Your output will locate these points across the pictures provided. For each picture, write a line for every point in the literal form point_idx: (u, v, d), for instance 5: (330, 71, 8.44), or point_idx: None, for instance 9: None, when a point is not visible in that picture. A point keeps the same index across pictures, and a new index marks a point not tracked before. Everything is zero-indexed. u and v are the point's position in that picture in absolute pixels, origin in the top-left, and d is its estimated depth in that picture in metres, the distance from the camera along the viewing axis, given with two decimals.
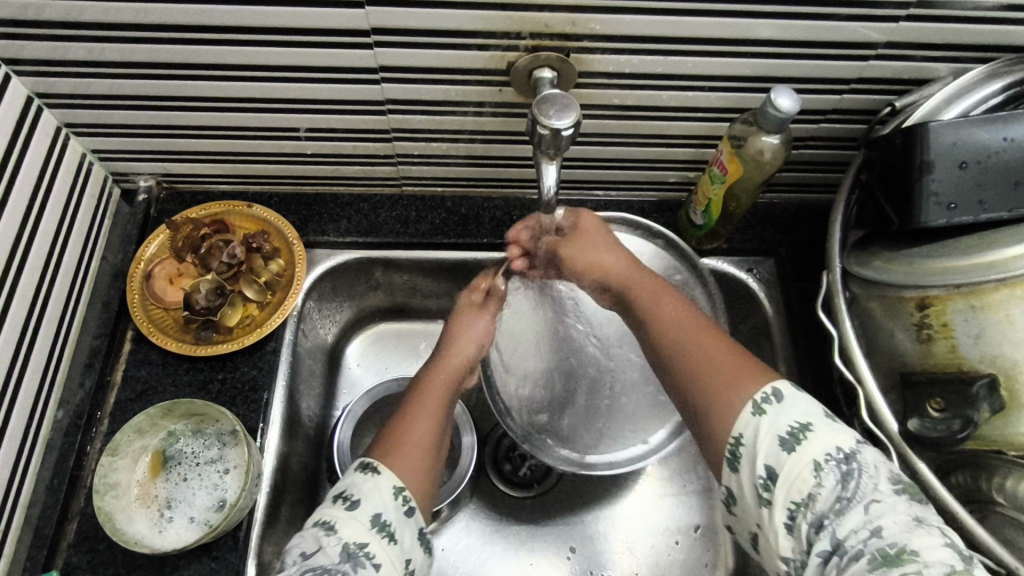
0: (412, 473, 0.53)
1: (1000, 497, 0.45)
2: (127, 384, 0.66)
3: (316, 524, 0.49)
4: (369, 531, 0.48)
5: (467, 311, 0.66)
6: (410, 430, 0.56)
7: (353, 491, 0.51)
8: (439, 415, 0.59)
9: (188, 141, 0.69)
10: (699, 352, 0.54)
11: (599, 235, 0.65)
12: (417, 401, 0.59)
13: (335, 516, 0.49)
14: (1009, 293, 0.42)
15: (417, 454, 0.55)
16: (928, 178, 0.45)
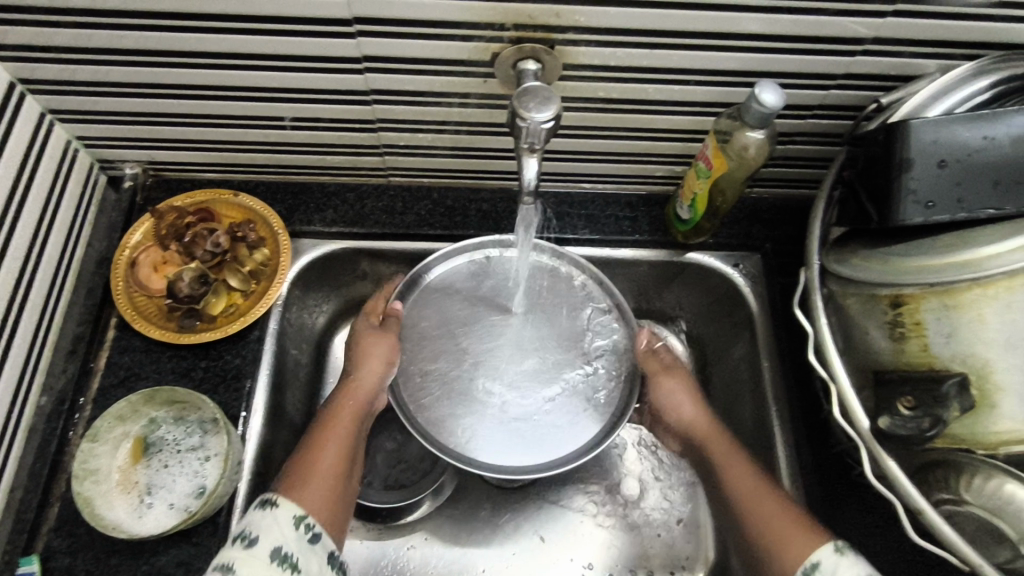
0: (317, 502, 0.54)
1: (967, 495, 0.44)
2: (110, 371, 0.66)
3: (219, 567, 0.48)
4: (269, 565, 0.48)
5: (374, 342, 0.67)
6: (320, 462, 0.57)
7: (250, 532, 0.50)
8: (347, 443, 0.60)
9: (173, 128, 0.69)
10: (753, 491, 0.58)
11: (676, 379, 0.69)
12: (325, 432, 0.61)
13: (233, 557, 0.48)
14: (981, 293, 0.42)
15: (324, 487, 0.56)
16: (905, 176, 0.45)
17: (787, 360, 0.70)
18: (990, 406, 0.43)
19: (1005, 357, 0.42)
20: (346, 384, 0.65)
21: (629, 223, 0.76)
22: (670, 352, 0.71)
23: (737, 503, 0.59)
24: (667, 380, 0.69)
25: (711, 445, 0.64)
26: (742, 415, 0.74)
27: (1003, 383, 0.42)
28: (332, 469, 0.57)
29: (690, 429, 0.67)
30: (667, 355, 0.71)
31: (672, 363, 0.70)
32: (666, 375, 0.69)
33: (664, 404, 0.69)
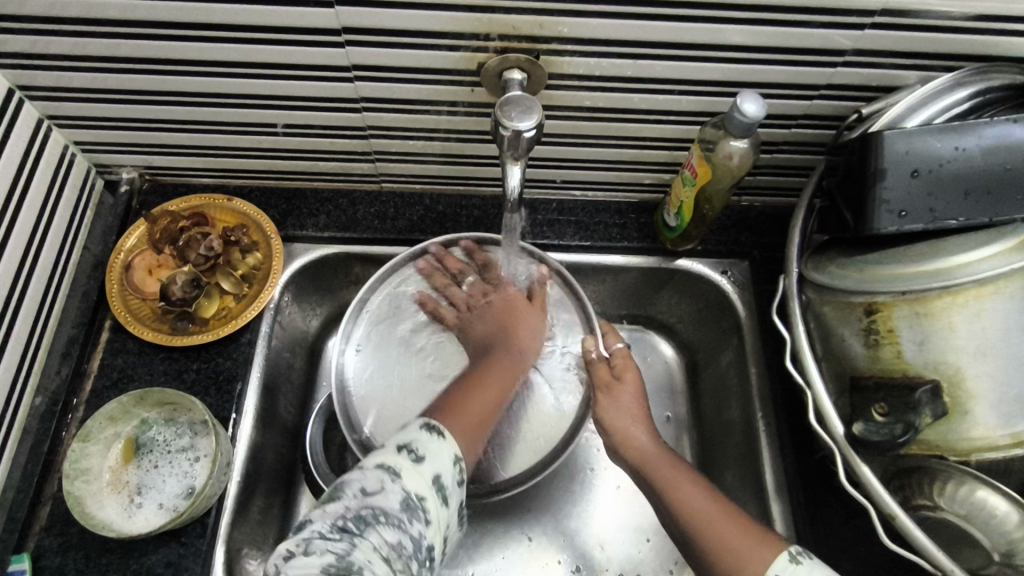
0: (465, 429, 0.57)
1: (942, 502, 0.45)
2: (103, 372, 0.68)
3: (379, 467, 0.49)
4: (430, 488, 0.49)
5: (523, 309, 0.73)
6: (466, 406, 0.59)
7: (421, 447, 0.51)
8: (489, 388, 0.63)
9: (168, 134, 0.70)
10: (700, 503, 0.59)
11: (623, 392, 0.69)
12: (474, 378, 0.64)
13: (401, 465, 0.49)
14: (952, 301, 0.43)
15: (475, 415, 0.59)
16: (879, 186, 0.45)
17: (772, 367, 0.71)
18: (962, 413, 0.43)
19: (975, 364, 0.43)
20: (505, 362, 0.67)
21: (618, 230, 0.77)
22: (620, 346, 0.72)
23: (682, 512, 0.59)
24: (614, 393, 0.70)
25: (653, 471, 0.64)
26: (730, 419, 0.75)
27: (974, 389, 0.43)
28: (484, 406, 0.61)
29: (630, 457, 0.67)
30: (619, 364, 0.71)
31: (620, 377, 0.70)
32: (619, 385, 0.70)
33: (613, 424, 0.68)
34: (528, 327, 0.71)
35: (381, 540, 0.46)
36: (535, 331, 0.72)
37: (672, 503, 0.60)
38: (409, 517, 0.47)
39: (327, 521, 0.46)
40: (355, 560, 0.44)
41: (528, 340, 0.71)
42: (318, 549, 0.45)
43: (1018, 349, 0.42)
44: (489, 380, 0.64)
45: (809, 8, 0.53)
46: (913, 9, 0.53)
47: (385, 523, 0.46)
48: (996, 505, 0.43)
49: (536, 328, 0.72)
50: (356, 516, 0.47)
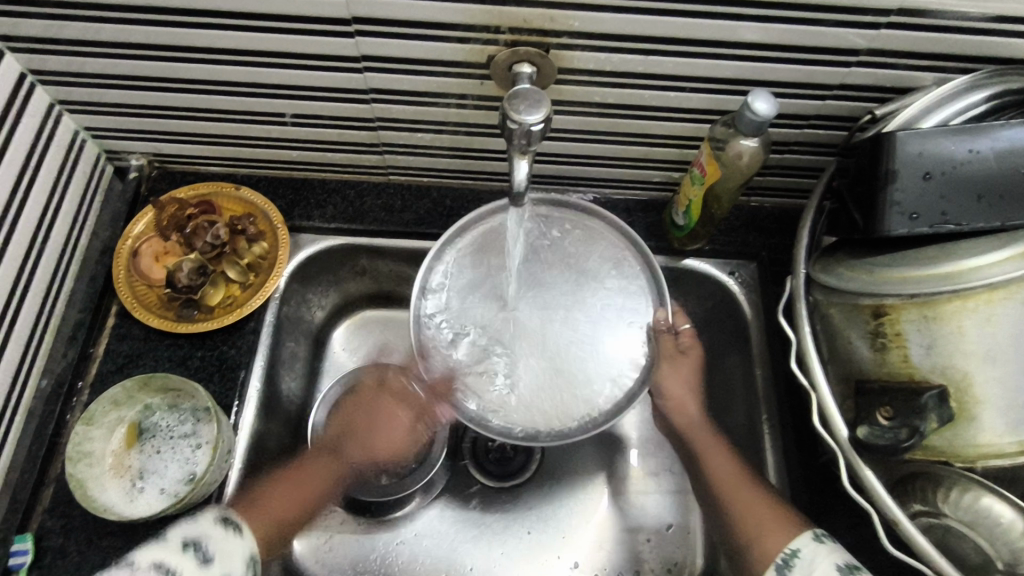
0: (263, 531, 0.60)
1: (946, 509, 0.44)
2: (108, 357, 0.68)
3: (160, 562, 0.49)
4: None
5: (374, 412, 0.76)
6: (274, 500, 0.63)
7: (204, 546, 0.51)
8: (306, 496, 0.66)
9: (177, 122, 0.70)
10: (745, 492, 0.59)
11: (688, 366, 0.67)
12: (296, 471, 0.68)
13: (182, 566, 0.49)
14: (961, 305, 0.42)
15: (276, 504, 0.63)
16: (891, 187, 0.45)
17: (778, 370, 0.71)
18: (969, 419, 0.43)
19: (984, 370, 0.42)
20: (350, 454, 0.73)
21: (625, 227, 0.77)
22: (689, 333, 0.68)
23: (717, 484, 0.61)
24: (680, 366, 0.67)
25: (693, 438, 0.66)
26: (733, 419, 0.74)
27: (981, 395, 0.42)
28: (291, 496, 0.65)
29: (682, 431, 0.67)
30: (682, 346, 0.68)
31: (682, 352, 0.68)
32: (684, 359, 0.67)
33: (670, 399, 0.67)
34: (364, 417, 0.76)
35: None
36: (399, 434, 0.76)
37: (712, 480, 0.62)
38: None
39: None
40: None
41: (385, 445, 0.75)
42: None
43: None
44: (333, 465, 0.71)
45: (824, 6, 0.52)
46: (930, 9, 0.52)
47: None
48: (1002, 514, 0.43)
49: (399, 417, 0.76)
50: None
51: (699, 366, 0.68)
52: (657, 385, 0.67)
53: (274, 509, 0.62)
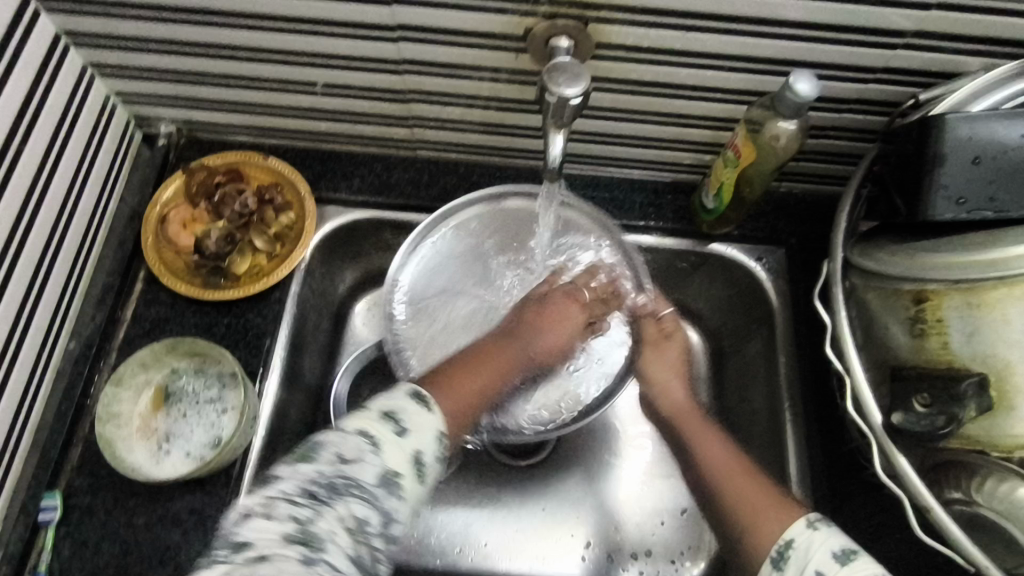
0: (459, 405, 0.56)
1: (979, 498, 0.43)
2: (136, 321, 0.69)
3: (358, 433, 0.47)
4: (407, 463, 0.47)
5: (560, 305, 0.69)
6: (470, 383, 0.59)
7: (404, 419, 0.49)
8: (495, 385, 0.62)
9: (208, 89, 0.70)
10: (730, 471, 0.60)
11: (668, 349, 0.72)
12: (486, 353, 0.63)
13: (384, 437, 0.47)
14: (1007, 292, 0.41)
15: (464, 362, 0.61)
16: (938, 172, 0.44)
17: (804, 357, 0.70)
18: (1009, 408, 0.42)
19: None
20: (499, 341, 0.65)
21: (653, 209, 0.76)
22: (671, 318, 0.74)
23: (701, 461, 0.63)
24: (659, 349, 0.72)
25: (685, 424, 0.67)
26: (756, 404, 0.74)
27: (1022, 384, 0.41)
28: (489, 371, 0.62)
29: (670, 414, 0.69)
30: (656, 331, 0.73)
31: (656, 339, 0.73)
32: (665, 342, 0.72)
33: (656, 379, 0.71)
34: (545, 297, 0.70)
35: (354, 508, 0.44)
36: (568, 327, 0.69)
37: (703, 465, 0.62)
38: (381, 493, 0.45)
39: (295, 486, 0.44)
40: (320, 530, 0.42)
41: (557, 325, 0.68)
42: (280, 516, 0.43)
43: None
44: (506, 355, 0.64)
45: None
46: None
47: (356, 494, 0.44)
48: None
49: (571, 302, 0.70)
50: (329, 484, 0.44)
51: (678, 350, 0.72)
52: (642, 371, 0.72)
53: (474, 389, 0.58)
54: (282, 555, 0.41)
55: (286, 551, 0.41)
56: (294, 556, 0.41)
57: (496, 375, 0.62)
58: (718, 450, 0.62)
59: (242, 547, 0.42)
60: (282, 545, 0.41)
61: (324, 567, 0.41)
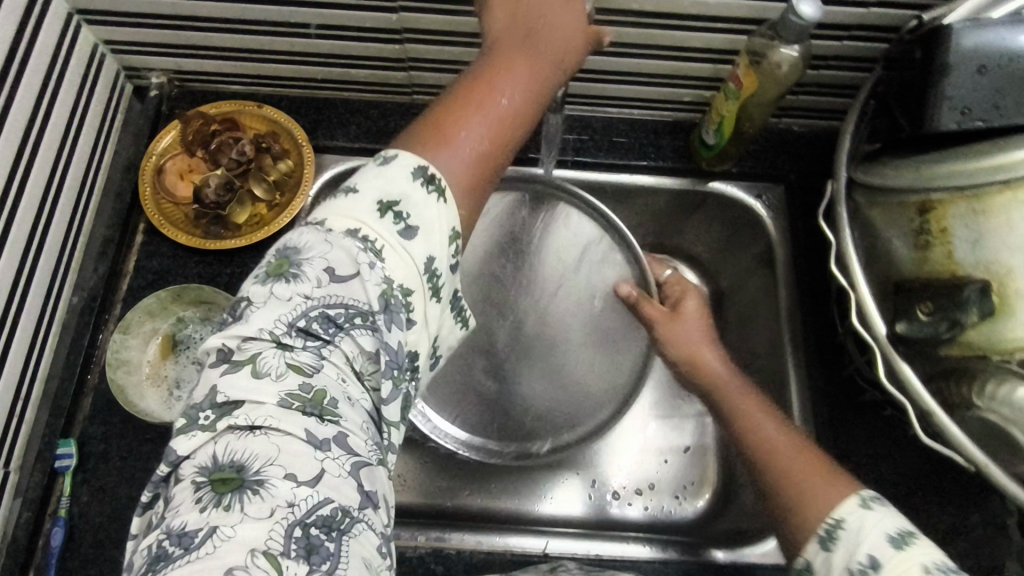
0: (456, 158, 0.42)
1: (980, 402, 0.44)
2: (140, 273, 0.69)
3: (352, 236, 0.39)
4: (416, 275, 0.40)
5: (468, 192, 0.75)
6: (470, 106, 0.43)
7: (408, 212, 0.40)
8: (501, 139, 0.43)
9: (200, 34, 0.69)
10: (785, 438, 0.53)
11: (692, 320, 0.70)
12: (471, 84, 0.44)
13: (382, 241, 0.39)
14: (1011, 197, 0.42)
15: (448, 110, 0.42)
16: (943, 82, 0.44)
17: (804, 289, 0.71)
18: (1009, 312, 0.42)
19: None
20: (498, 47, 0.46)
21: (652, 148, 0.76)
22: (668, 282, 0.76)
23: (744, 437, 0.56)
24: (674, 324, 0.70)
25: (722, 398, 0.61)
26: (755, 341, 0.76)
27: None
28: (487, 115, 0.43)
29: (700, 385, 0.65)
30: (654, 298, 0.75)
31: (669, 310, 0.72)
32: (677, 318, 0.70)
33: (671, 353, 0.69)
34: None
35: (357, 346, 0.38)
36: (562, 46, 0.47)
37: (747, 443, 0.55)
38: (383, 321, 0.39)
39: (285, 323, 0.37)
40: (325, 378, 0.37)
41: (558, 52, 0.47)
42: (270, 370, 0.36)
43: None
44: (500, 83, 0.44)
45: None
46: None
47: (361, 325, 0.38)
48: None
49: (568, 21, 0.48)
50: (325, 313, 0.38)
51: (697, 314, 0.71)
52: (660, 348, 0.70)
53: (478, 140, 0.42)
54: (279, 427, 0.35)
55: (294, 413, 0.36)
56: (300, 414, 0.36)
57: (529, 68, 0.45)
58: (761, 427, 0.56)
59: (230, 405, 0.36)
60: (281, 412, 0.36)
61: (336, 451, 0.36)
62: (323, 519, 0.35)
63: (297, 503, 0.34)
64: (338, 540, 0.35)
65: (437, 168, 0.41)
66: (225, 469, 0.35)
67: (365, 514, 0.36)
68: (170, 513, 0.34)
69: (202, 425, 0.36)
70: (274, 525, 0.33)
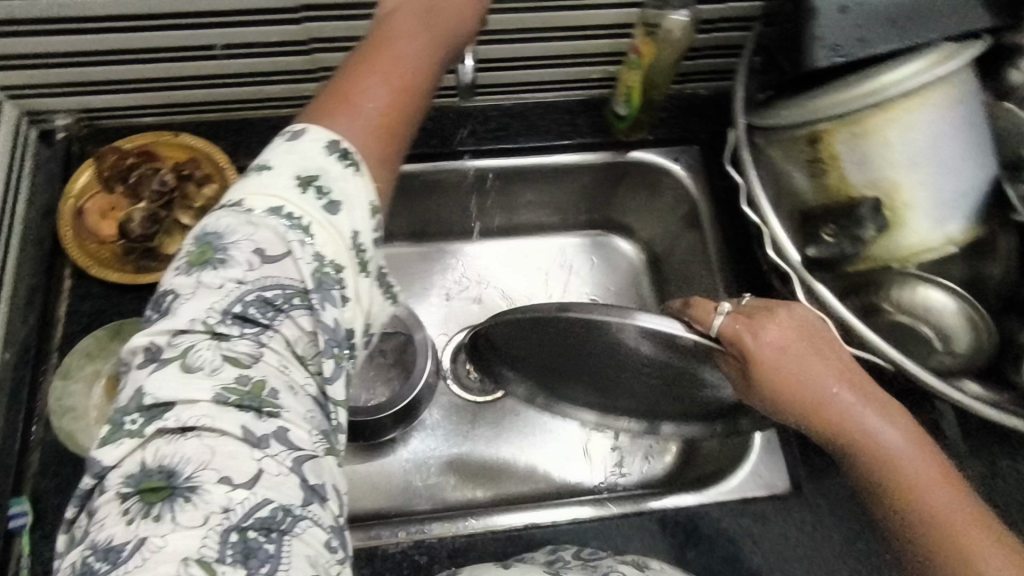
0: (360, 126, 0.44)
1: (888, 306, 0.49)
2: (74, 318, 0.67)
3: (274, 214, 0.40)
4: (345, 252, 0.41)
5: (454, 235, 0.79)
6: (365, 77, 0.46)
7: (329, 187, 0.41)
8: (403, 102, 0.46)
9: (102, 68, 0.67)
10: (915, 460, 0.44)
11: (798, 359, 0.47)
12: (366, 56, 0.47)
13: (308, 217, 0.40)
14: (885, 117, 0.46)
15: (350, 85, 0.45)
16: (813, 24, 0.48)
17: (731, 240, 0.76)
18: (900, 221, 0.48)
19: (910, 175, 0.47)
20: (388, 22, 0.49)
21: (571, 127, 0.79)
22: (775, 323, 0.48)
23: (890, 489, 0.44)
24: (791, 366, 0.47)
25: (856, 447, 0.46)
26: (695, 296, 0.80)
27: (910, 199, 0.47)
28: (387, 83, 0.46)
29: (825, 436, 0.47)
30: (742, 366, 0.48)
31: (762, 368, 0.47)
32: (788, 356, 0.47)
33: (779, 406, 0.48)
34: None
35: (296, 328, 0.40)
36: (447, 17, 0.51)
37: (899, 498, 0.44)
38: (318, 301, 0.40)
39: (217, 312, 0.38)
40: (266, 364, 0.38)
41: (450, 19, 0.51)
42: (203, 364, 0.37)
43: (944, 155, 0.47)
44: (393, 52, 0.47)
45: None
46: None
47: (299, 305, 0.40)
48: (936, 299, 0.48)
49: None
50: (261, 298, 0.39)
51: (800, 355, 0.47)
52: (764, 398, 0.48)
53: (378, 107, 0.45)
54: (214, 425, 0.36)
55: (232, 408, 0.37)
56: (239, 410, 0.37)
57: (420, 39, 0.49)
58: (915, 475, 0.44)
59: (159, 408, 0.36)
60: (217, 409, 0.36)
61: (274, 446, 0.37)
62: (261, 522, 0.35)
63: (232, 507, 0.35)
64: (278, 540, 0.35)
65: (342, 136, 0.43)
66: (154, 477, 0.35)
67: (309, 498, 0.37)
68: (95, 526, 0.35)
69: (129, 431, 0.36)
70: (208, 530, 0.34)
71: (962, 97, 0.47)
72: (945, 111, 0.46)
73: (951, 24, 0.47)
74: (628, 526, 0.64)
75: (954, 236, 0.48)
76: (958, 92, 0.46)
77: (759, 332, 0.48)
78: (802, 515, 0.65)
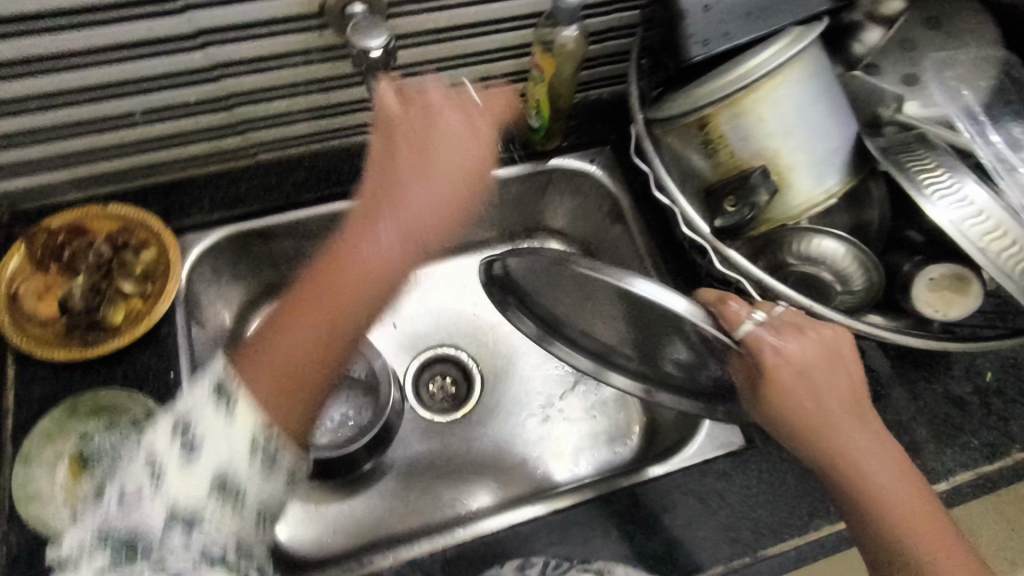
0: (285, 408, 0.55)
1: (792, 259, 0.56)
2: (24, 405, 0.66)
3: (150, 460, 0.49)
4: (204, 495, 0.49)
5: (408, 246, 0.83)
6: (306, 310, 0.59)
7: (195, 431, 0.50)
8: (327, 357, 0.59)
9: (21, 152, 0.68)
10: (895, 482, 0.52)
11: (817, 381, 0.52)
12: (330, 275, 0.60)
13: (167, 461, 0.49)
14: (755, 96, 0.53)
15: (275, 367, 0.56)
16: (683, 25, 0.55)
17: (654, 227, 0.82)
18: (787, 184, 0.55)
19: (786, 143, 0.54)
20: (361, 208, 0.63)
21: None
22: (806, 345, 0.52)
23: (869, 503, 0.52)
24: (808, 382, 0.52)
25: (853, 468, 0.52)
26: None
27: (790, 163, 0.54)
28: (325, 295, 0.59)
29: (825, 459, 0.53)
30: (761, 379, 0.52)
31: (782, 382, 0.51)
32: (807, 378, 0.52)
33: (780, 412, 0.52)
34: (412, 139, 0.62)
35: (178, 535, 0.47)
36: (429, 196, 0.61)
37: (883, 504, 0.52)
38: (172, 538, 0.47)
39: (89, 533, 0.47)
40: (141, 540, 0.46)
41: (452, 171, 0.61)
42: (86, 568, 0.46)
43: (811, 122, 0.54)
44: (346, 259, 0.60)
45: None
46: None
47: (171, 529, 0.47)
48: (830, 247, 0.55)
49: (433, 180, 0.61)
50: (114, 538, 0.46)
51: (823, 377, 0.52)
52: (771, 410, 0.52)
53: (308, 350, 0.58)
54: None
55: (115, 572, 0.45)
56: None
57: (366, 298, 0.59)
58: (888, 487, 0.52)
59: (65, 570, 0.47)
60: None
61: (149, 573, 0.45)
62: None
63: None
64: None
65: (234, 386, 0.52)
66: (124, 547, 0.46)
67: None
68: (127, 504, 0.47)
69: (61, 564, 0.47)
70: None
71: (815, 71, 0.54)
72: (804, 85, 0.53)
73: (798, 10, 0.55)
74: (604, 506, 0.68)
75: (833, 190, 0.55)
76: (812, 67, 0.54)
77: (787, 346, 0.51)
78: (761, 466, 0.70)
